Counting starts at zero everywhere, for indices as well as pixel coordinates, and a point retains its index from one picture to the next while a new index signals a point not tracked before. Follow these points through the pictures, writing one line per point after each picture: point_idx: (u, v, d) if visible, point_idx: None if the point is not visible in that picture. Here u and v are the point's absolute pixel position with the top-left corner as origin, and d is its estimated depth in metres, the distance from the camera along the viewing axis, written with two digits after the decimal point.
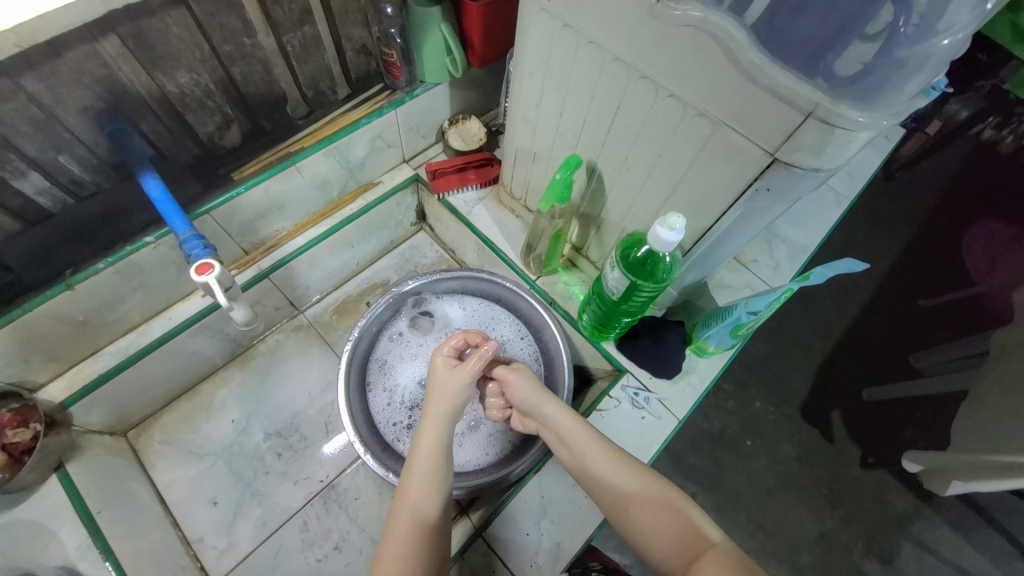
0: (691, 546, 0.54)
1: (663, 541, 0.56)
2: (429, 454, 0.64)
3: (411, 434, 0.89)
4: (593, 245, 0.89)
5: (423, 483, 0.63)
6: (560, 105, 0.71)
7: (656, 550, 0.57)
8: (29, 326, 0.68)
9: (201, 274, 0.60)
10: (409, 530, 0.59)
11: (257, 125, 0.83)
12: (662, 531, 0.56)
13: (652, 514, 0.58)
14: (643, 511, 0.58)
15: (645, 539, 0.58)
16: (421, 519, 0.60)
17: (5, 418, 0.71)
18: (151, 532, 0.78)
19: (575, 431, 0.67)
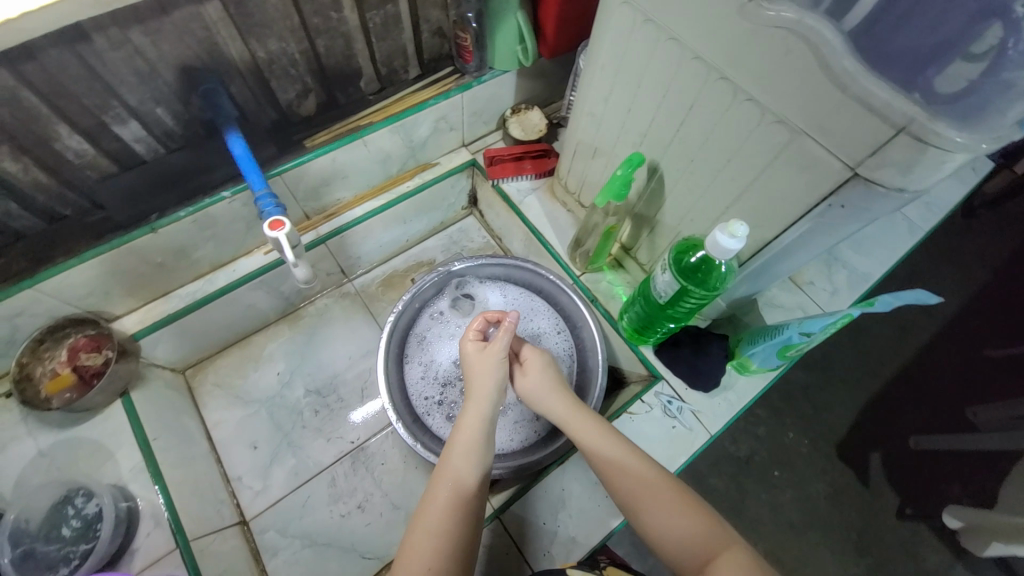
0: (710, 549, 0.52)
1: (680, 541, 0.54)
2: (469, 435, 0.65)
3: (440, 411, 0.91)
4: (643, 246, 0.88)
5: (461, 466, 0.62)
6: (629, 101, 0.70)
7: (671, 550, 0.55)
8: (113, 261, 0.74)
9: (273, 229, 0.64)
10: (445, 511, 0.58)
11: (332, 97, 0.87)
12: (681, 529, 0.55)
13: (672, 516, 0.56)
14: (664, 513, 0.56)
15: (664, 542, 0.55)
16: (457, 502, 0.59)
17: (80, 341, 0.78)
18: (197, 464, 0.84)
19: (590, 425, 0.66)
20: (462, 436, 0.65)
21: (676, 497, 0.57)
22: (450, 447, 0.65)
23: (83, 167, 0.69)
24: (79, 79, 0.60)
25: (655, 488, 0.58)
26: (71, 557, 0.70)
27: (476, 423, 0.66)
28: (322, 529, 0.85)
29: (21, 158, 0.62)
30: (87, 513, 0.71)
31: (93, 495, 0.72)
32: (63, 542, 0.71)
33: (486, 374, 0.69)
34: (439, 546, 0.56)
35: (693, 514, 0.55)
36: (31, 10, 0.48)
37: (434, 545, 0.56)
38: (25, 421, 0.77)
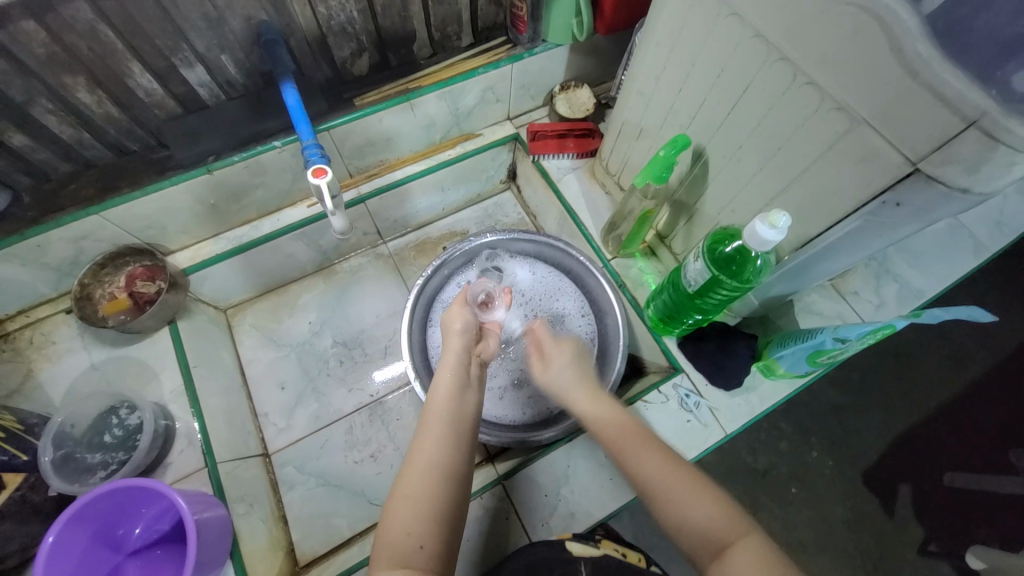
0: (725, 534, 0.51)
1: (692, 524, 0.52)
2: (446, 398, 0.65)
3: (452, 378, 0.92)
4: (679, 235, 0.86)
5: (440, 429, 0.62)
6: (681, 80, 0.68)
7: (684, 532, 0.53)
8: (171, 198, 0.79)
9: (316, 177, 0.65)
10: (423, 476, 0.57)
11: (384, 58, 0.88)
12: (693, 509, 0.53)
13: (688, 497, 0.54)
14: (685, 494, 0.54)
15: (681, 524, 0.53)
16: (435, 464, 0.58)
17: (138, 270, 0.84)
18: (230, 396, 0.90)
19: (603, 407, 0.66)
20: (439, 397, 0.65)
21: (691, 481, 0.55)
22: (431, 409, 0.65)
23: (151, 106, 0.73)
24: (154, 21, 0.63)
25: (662, 468, 0.57)
26: (110, 463, 0.75)
27: (453, 384, 0.67)
28: (336, 471, 0.90)
29: (97, 91, 0.67)
30: (130, 424, 0.78)
31: (136, 408, 0.78)
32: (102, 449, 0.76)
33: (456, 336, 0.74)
34: (419, 506, 0.55)
35: (707, 495, 0.54)
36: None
37: (412, 508, 0.55)
38: (83, 335, 0.84)
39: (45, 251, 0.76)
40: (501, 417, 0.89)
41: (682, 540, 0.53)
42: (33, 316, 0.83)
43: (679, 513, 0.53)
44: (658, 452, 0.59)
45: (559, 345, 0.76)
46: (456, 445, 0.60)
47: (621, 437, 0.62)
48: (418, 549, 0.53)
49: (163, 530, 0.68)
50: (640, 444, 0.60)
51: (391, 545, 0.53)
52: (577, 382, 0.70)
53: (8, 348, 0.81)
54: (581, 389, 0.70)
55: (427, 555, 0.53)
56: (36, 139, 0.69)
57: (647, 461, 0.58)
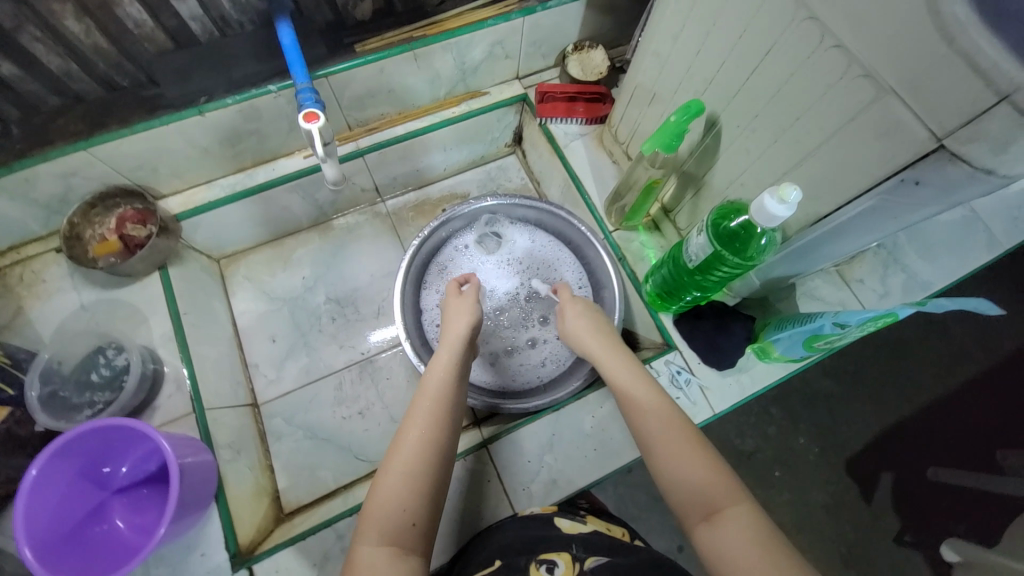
0: (717, 499, 0.50)
1: (688, 484, 0.52)
2: (444, 378, 0.64)
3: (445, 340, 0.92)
4: (684, 210, 0.83)
5: (434, 408, 0.61)
6: (699, 41, 0.63)
7: (680, 495, 0.53)
8: (161, 139, 0.77)
9: (307, 121, 0.62)
10: (416, 452, 0.57)
11: (389, 3, 0.83)
12: (688, 471, 0.53)
13: (687, 460, 0.54)
14: (685, 458, 0.54)
15: (678, 485, 0.53)
16: (429, 441, 0.58)
17: (128, 213, 0.83)
18: (221, 345, 0.89)
19: (622, 364, 0.66)
20: (434, 377, 0.65)
21: (691, 442, 0.55)
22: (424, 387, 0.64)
23: (141, 40, 0.70)
24: None
25: (664, 429, 0.57)
26: (95, 403, 0.76)
27: (451, 364, 0.66)
28: (324, 425, 0.90)
29: (84, 19, 0.64)
30: (117, 364, 0.77)
31: (124, 350, 0.77)
32: (90, 388, 0.76)
33: (458, 317, 0.73)
34: (411, 481, 0.55)
35: (708, 459, 0.54)
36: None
37: (404, 484, 0.55)
38: (73, 276, 0.82)
39: (33, 186, 0.74)
40: (492, 382, 0.89)
41: (676, 502, 0.53)
42: (24, 254, 0.82)
43: (676, 473, 0.53)
44: (665, 411, 0.59)
45: (580, 309, 0.77)
46: (450, 425, 0.61)
47: (630, 392, 0.62)
48: (410, 526, 0.53)
49: (150, 470, 0.70)
50: (649, 401, 0.60)
51: (380, 520, 0.52)
52: (600, 344, 0.71)
53: None
54: (600, 342, 0.71)
55: (418, 532, 0.53)
56: (22, 67, 0.66)
57: (652, 419, 0.58)
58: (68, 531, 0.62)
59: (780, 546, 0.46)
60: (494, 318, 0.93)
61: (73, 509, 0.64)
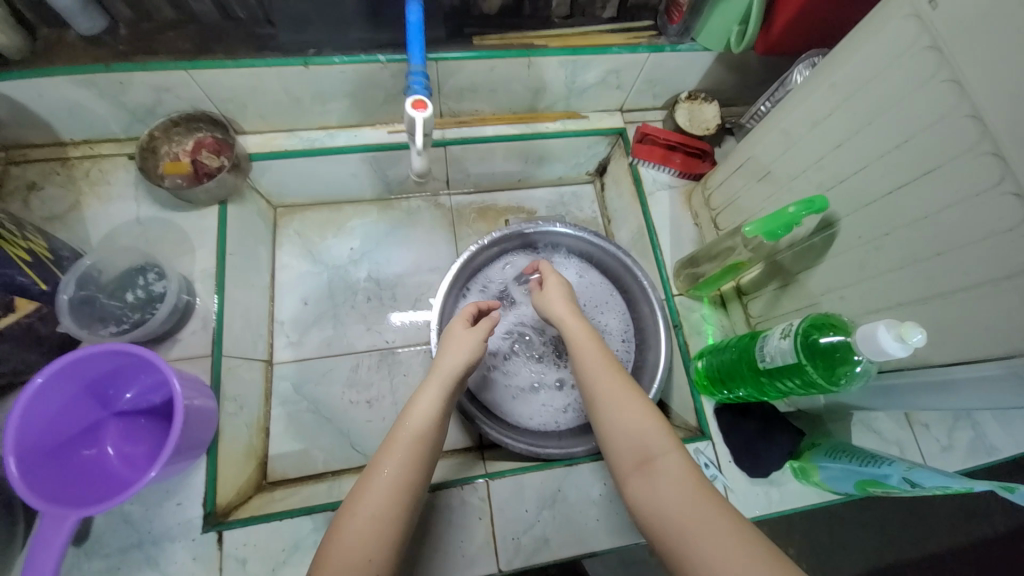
0: (648, 449, 0.54)
1: (624, 434, 0.56)
2: (427, 408, 0.60)
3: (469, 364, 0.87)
4: (762, 299, 0.77)
5: (412, 444, 0.56)
6: (842, 135, 0.58)
7: (617, 445, 0.56)
8: (260, 79, 0.75)
9: (413, 109, 0.59)
10: (387, 490, 0.52)
11: (518, 3, 0.81)
12: (631, 424, 0.56)
13: (620, 407, 0.58)
14: (619, 406, 0.58)
15: (614, 434, 0.57)
16: (401, 477, 0.53)
17: (207, 140, 0.82)
18: (254, 293, 0.87)
19: (578, 328, 0.69)
20: (421, 404, 0.60)
21: (635, 403, 0.59)
22: (404, 418, 0.59)
23: None
24: None
25: (613, 389, 0.60)
26: (123, 320, 0.72)
27: (438, 400, 0.61)
28: (329, 404, 0.87)
29: None
30: (154, 290, 0.74)
31: (164, 277, 0.73)
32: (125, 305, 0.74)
33: (461, 347, 0.68)
34: (378, 524, 0.50)
35: (642, 413, 0.57)
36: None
37: (373, 528, 0.50)
38: (137, 187, 0.81)
39: (125, 91, 0.74)
40: (512, 415, 0.85)
41: (614, 451, 0.57)
42: (96, 151, 0.82)
43: (616, 427, 0.57)
44: (615, 376, 0.62)
45: (555, 282, 0.79)
46: (427, 464, 0.56)
47: (587, 364, 0.64)
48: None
49: (154, 402, 0.69)
50: (599, 368, 0.63)
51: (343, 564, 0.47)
52: (564, 306, 0.74)
53: (66, 174, 0.81)
54: (576, 326, 0.70)
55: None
56: None
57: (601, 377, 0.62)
58: (58, 443, 0.61)
59: (702, 487, 0.49)
60: (524, 350, 0.88)
61: (70, 422, 0.62)
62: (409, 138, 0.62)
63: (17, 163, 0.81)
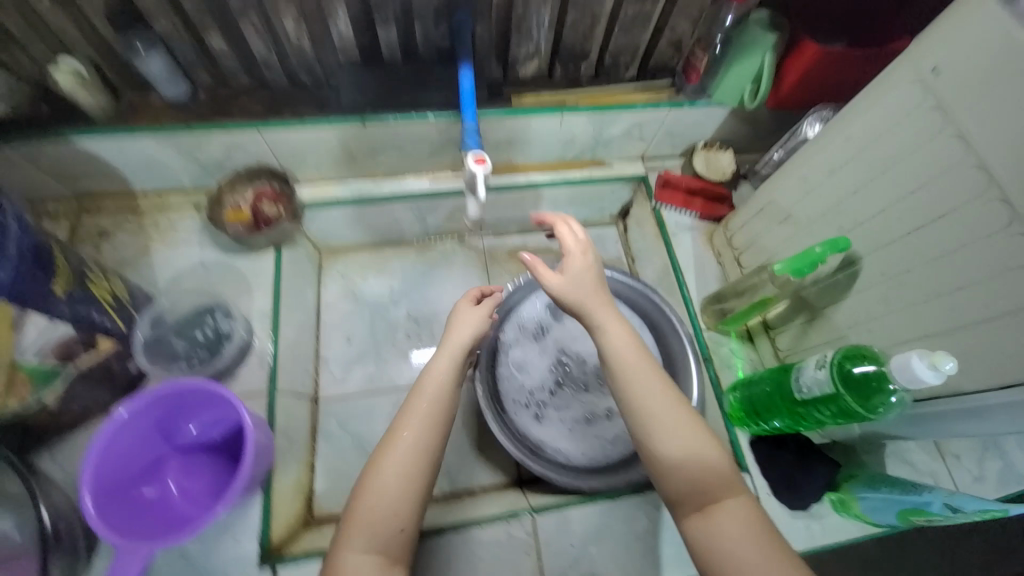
0: (713, 490, 0.53)
1: (686, 474, 0.54)
2: (441, 386, 0.63)
3: (513, 401, 0.85)
4: (789, 333, 0.81)
5: (426, 418, 0.60)
6: (859, 182, 0.64)
7: (678, 479, 0.54)
8: (321, 137, 0.83)
9: (475, 163, 0.66)
10: (408, 458, 0.57)
11: (551, 67, 0.90)
12: (697, 462, 0.54)
13: (688, 444, 0.55)
14: (687, 442, 0.55)
15: (674, 467, 0.54)
16: (421, 452, 0.58)
17: (267, 190, 0.88)
18: (302, 332, 0.92)
19: (616, 323, 0.61)
20: (434, 379, 0.63)
21: (698, 435, 0.56)
22: (417, 391, 0.63)
23: (338, 51, 0.78)
24: None
25: (668, 412, 0.56)
26: (192, 359, 0.78)
27: (449, 375, 0.64)
28: (372, 440, 0.90)
29: (301, 23, 0.73)
30: (221, 329, 0.81)
31: (231, 317, 0.81)
32: (194, 345, 0.80)
33: (463, 327, 0.68)
34: (399, 491, 0.55)
35: (708, 450, 0.55)
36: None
37: (395, 494, 0.55)
38: (202, 234, 0.88)
39: (200, 149, 0.81)
40: (561, 452, 0.82)
41: (673, 487, 0.54)
42: (165, 201, 0.89)
43: (681, 464, 0.54)
44: (664, 392, 0.58)
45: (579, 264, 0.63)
46: (440, 435, 0.60)
47: (644, 389, 0.58)
48: (398, 533, 0.55)
49: (213, 439, 0.71)
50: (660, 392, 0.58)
51: (370, 528, 0.54)
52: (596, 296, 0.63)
53: (136, 222, 0.88)
54: (607, 314, 0.61)
55: (408, 536, 0.55)
56: (231, 47, 0.75)
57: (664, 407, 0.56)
58: (125, 479, 0.64)
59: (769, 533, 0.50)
60: (567, 381, 0.87)
61: (136, 458, 0.66)
62: (471, 188, 0.68)
63: (90, 212, 0.87)
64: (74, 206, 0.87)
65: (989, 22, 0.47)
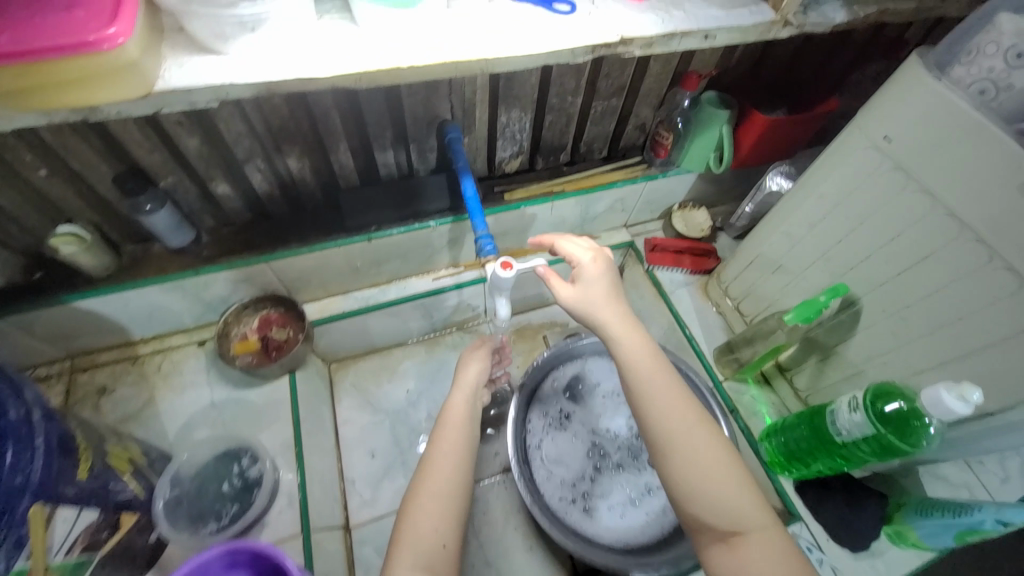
0: (734, 522, 0.53)
1: (711, 508, 0.54)
2: (463, 414, 0.70)
3: (561, 502, 0.83)
4: (805, 372, 0.85)
5: (457, 438, 0.67)
6: (840, 234, 0.71)
7: (701, 510, 0.54)
8: (329, 257, 0.85)
9: (503, 269, 0.65)
10: (450, 470, 0.64)
11: (533, 160, 0.98)
12: (720, 493, 0.54)
13: (715, 478, 0.55)
14: (714, 476, 0.55)
15: (696, 497, 0.54)
16: (455, 470, 0.64)
17: (274, 315, 0.89)
18: (325, 455, 0.87)
19: (629, 331, 0.61)
20: (460, 403, 0.71)
21: (723, 466, 0.55)
22: (445, 418, 0.69)
23: (339, 177, 0.82)
24: (377, 113, 0.74)
25: (686, 435, 0.56)
26: (221, 515, 0.75)
27: (470, 402, 0.72)
28: None
29: (304, 159, 0.77)
30: (249, 475, 0.78)
31: (258, 460, 0.79)
32: (221, 498, 0.76)
33: (471, 367, 0.75)
34: (441, 504, 0.61)
35: (733, 480, 0.55)
36: (508, 55, 0.55)
37: (438, 509, 0.61)
38: (209, 371, 0.86)
39: (206, 288, 0.81)
40: (624, 541, 0.80)
41: (698, 519, 0.55)
42: (167, 343, 0.87)
43: (701, 494, 0.54)
44: (682, 416, 0.57)
45: (594, 273, 0.63)
46: (470, 450, 0.67)
47: (669, 419, 0.57)
48: (440, 548, 0.59)
49: None
50: (685, 416, 0.57)
51: (417, 546, 0.58)
52: (613, 309, 0.62)
53: (136, 371, 0.84)
54: (618, 321, 0.61)
55: (449, 553, 0.59)
56: (236, 188, 0.77)
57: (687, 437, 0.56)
58: None
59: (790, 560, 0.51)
60: (605, 464, 0.87)
61: None
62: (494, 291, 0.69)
63: (85, 369, 0.83)
64: (67, 366, 0.82)
65: (920, 103, 0.57)
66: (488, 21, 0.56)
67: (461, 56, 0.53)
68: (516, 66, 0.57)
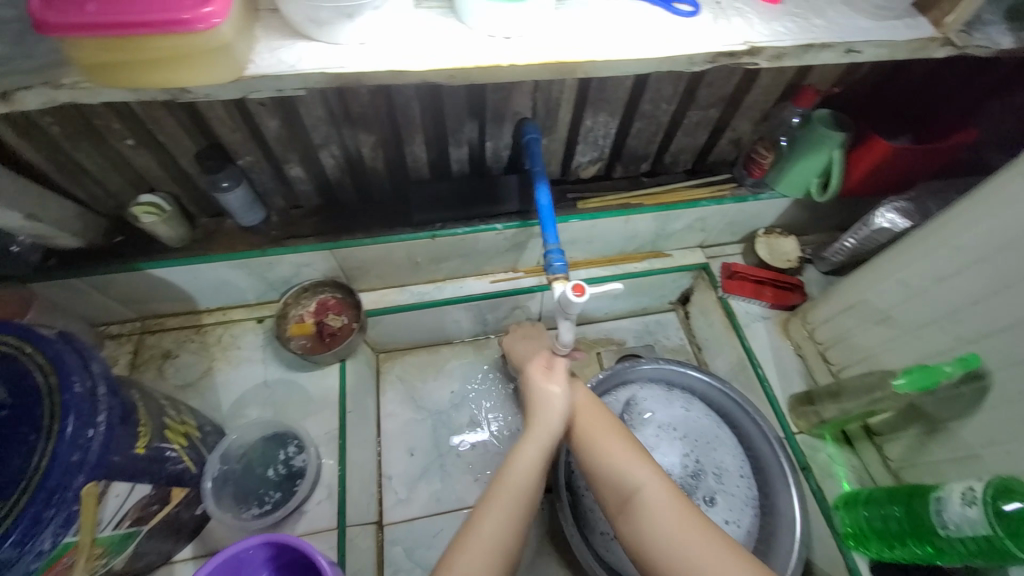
0: (628, 487, 0.58)
1: (610, 478, 0.60)
2: (521, 480, 0.60)
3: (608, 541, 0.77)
4: (901, 441, 0.75)
5: (508, 509, 0.58)
6: (977, 294, 0.61)
7: (605, 485, 0.60)
8: (391, 250, 0.83)
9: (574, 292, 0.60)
10: (489, 559, 0.55)
11: (611, 168, 0.91)
12: (615, 462, 0.60)
13: (608, 449, 0.62)
14: (610, 450, 0.61)
15: (600, 474, 0.61)
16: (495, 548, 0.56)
17: (331, 302, 0.88)
18: (365, 448, 0.86)
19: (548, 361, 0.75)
20: (520, 467, 0.61)
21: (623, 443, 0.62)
22: (501, 480, 0.60)
23: (411, 169, 0.80)
24: (458, 107, 0.70)
25: (588, 423, 0.65)
26: (263, 501, 0.76)
27: (536, 467, 0.61)
28: None
29: (379, 149, 0.74)
30: (294, 464, 0.79)
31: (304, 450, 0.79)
32: (264, 483, 0.77)
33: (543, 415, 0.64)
34: None
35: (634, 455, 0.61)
36: (613, 59, 0.49)
37: None
38: (264, 348, 0.87)
39: (271, 268, 0.81)
40: None
41: (603, 492, 0.60)
42: (228, 316, 0.88)
43: (602, 468, 0.61)
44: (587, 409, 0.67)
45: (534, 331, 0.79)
46: (520, 530, 0.58)
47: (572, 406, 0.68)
48: None
49: None
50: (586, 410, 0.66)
51: None
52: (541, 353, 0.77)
53: (199, 341, 0.86)
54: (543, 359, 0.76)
55: None
56: (309, 172, 0.76)
57: (581, 412, 0.66)
58: None
59: (686, 516, 0.54)
60: None
61: None
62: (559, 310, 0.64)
63: (153, 331, 0.86)
64: (137, 326, 0.86)
65: None
66: (595, 19, 0.51)
67: (562, 55, 0.48)
68: (620, 71, 0.51)
